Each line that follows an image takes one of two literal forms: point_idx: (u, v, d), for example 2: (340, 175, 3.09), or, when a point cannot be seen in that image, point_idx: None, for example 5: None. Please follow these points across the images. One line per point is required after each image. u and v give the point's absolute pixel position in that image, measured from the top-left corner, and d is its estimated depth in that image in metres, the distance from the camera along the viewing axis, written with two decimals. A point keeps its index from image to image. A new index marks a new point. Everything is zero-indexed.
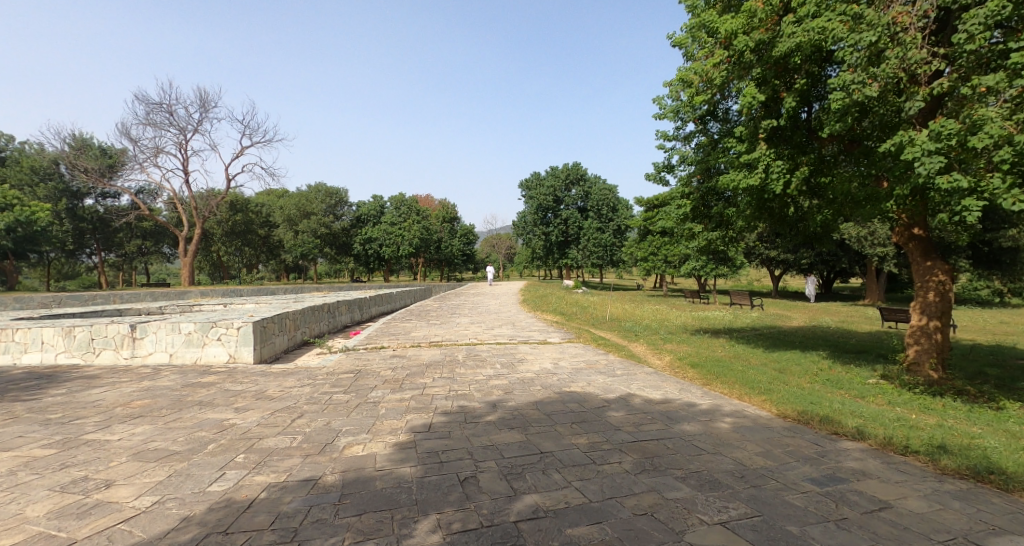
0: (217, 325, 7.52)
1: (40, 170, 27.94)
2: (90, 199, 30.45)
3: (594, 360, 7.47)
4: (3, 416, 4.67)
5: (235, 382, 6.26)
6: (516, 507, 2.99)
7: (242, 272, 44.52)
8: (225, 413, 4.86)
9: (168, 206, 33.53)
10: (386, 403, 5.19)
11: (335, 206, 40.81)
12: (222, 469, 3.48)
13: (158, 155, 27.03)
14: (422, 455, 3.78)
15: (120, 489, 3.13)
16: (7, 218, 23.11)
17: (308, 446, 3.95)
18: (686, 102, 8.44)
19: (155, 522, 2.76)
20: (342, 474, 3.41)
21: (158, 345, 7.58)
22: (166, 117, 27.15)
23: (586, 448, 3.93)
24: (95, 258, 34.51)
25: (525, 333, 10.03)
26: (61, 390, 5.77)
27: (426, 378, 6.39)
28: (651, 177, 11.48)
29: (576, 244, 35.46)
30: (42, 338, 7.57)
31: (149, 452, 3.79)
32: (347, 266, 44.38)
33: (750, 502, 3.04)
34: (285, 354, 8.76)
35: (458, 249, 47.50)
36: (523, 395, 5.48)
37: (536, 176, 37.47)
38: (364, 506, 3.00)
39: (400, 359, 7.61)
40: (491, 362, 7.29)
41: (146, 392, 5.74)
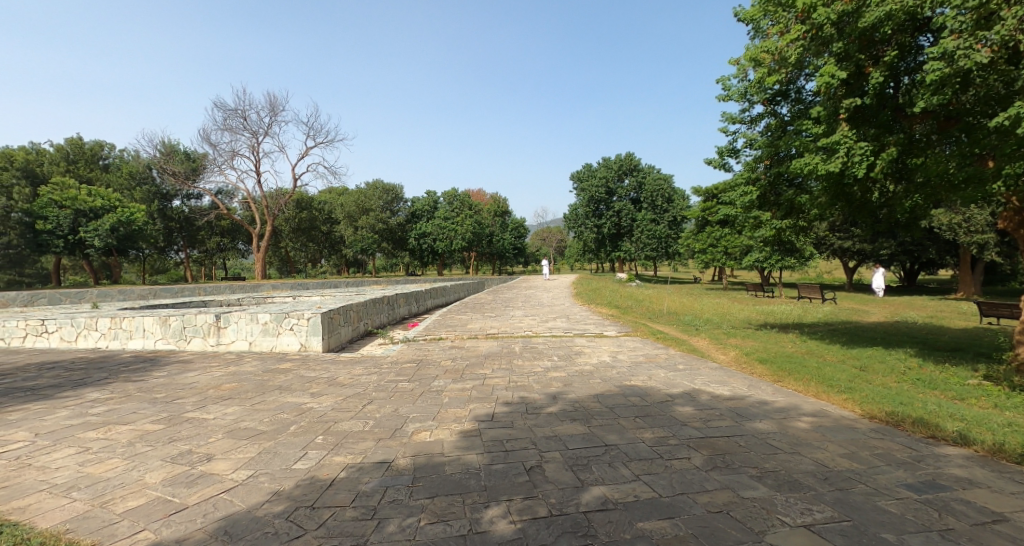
0: (289, 315, 8.02)
1: (137, 175, 30.95)
2: (177, 200, 33.41)
3: (654, 353, 7.32)
4: (119, 394, 5.24)
5: (309, 369, 6.68)
6: (585, 498, 2.99)
7: (307, 267, 47.08)
8: (303, 398, 5.20)
9: (243, 204, 36.07)
10: (448, 392, 5.35)
11: (391, 202, 42.15)
12: (304, 449, 3.73)
13: (234, 158, 29.03)
14: (488, 442, 3.86)
15: (219, 463, 3.43)
16: (111, 218, 25.80)
17: (380, 431, 4.14)
18: (756, 82, 7.98)
19: (252, 494, 3.01)
20: (414, 458, 3.57)
21: (239, 333, 8.20)
22: (241, 122, 29.02)
23: (652, 442, 3.86)
24: (181, 254, 37.79)
25: (580, 326, 9.95)
26: (163, 373, 6.41)
27: (485, 368, 6.52)
28: (714, 163, 10.96)
29: (629, 236, 34.65)
30: (144, 326, 8.42)
31: (241, 430, 4.13)
32: (403, 260, 45.79)
33: (837, 505, 2.88)
34: (350, 344, 9.21)
35: (509, 243, 47.71)
36: (582, 387, 5.46)
37: (588, 168, 37.02)
38: (436, 489, 3.11)
39: (459, 350, 7.80)
40: (548, 354, 7.31)
41: (233, 376, 6.24)
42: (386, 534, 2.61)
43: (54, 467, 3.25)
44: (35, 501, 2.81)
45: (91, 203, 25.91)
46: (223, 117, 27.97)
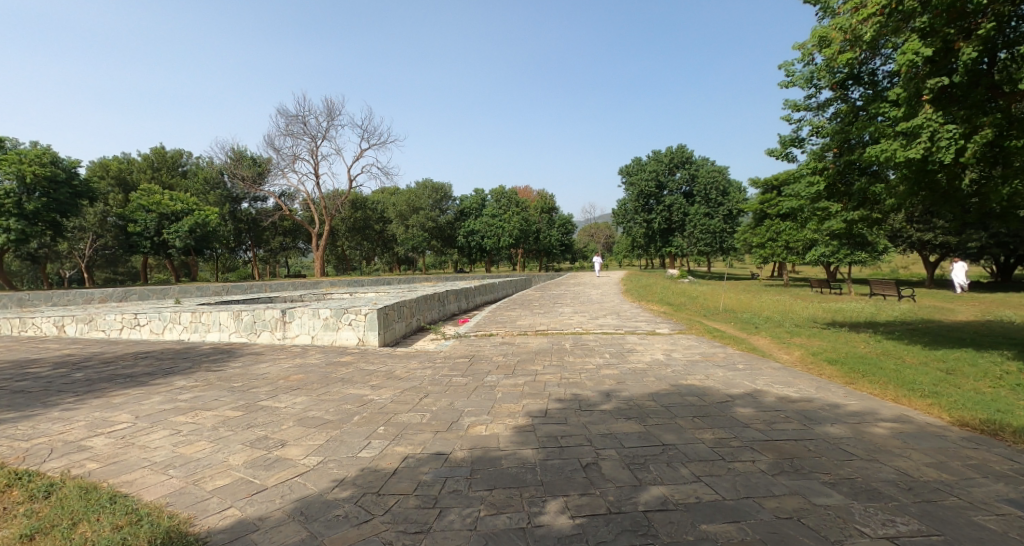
0: (348, 311, 8.39)
1: (211, 180, 33.34)
2: (245, 203, 35.71)
3: (711, 352, 7.08)
4: (203, 383, 5.71)
5: (368, 362, 6.97)
6: (644, 497, 2.95)
7: (362, 264, 48.95)
8: (364, 390, 5.44)
9: (304, 205, 38.01)
10: (501, 387, 5.42)
11: (441, 201, 43.00)
12: (368, 438, 3.90)
13: (296, 162, 30.59)
14: (543, 438, 3.88)
15: (293, 449, 3.67)
16: (190, 221, 27.89)
17: (437, 424, 4.26)
18: (824, 65, 7.53)
19: (322, 479, 3.19)
20: (471, 451, 3.65)
21: (303, 328, 8.66)
22: (302, 127, 30.53)
23: (713, 443, 3.73)
24: (249, 253, 40.31)
25: (631, 323, 9.77)
26: (239, 364, 6.91)
27: (537, 364, 6.56)
28: (774, 154, 10.44)
29: (681, 231, 33.56)
30: (220, 320, 9.10)
31: (309, 419, 4.38)
32: (452, 257, 46.62)
33: (923, 517, 2.68)
34: (404, 339, 9.52)
35: (557, 239, 47.50)
36: (637, 385, 5.37)
37: (638, 161, 36.15)
38: (494, 482, 3.16)
39: (510, 346, 7.89)
40: (600, 351, 7.24)
41: (300, 368, 6.62)
42: (448, 523, 2.69)
43: (153, 446, 3.58)
44: (139, 476, 3.11)
45: (172, 207, 28.16)
46: (286, 123, 29.56)
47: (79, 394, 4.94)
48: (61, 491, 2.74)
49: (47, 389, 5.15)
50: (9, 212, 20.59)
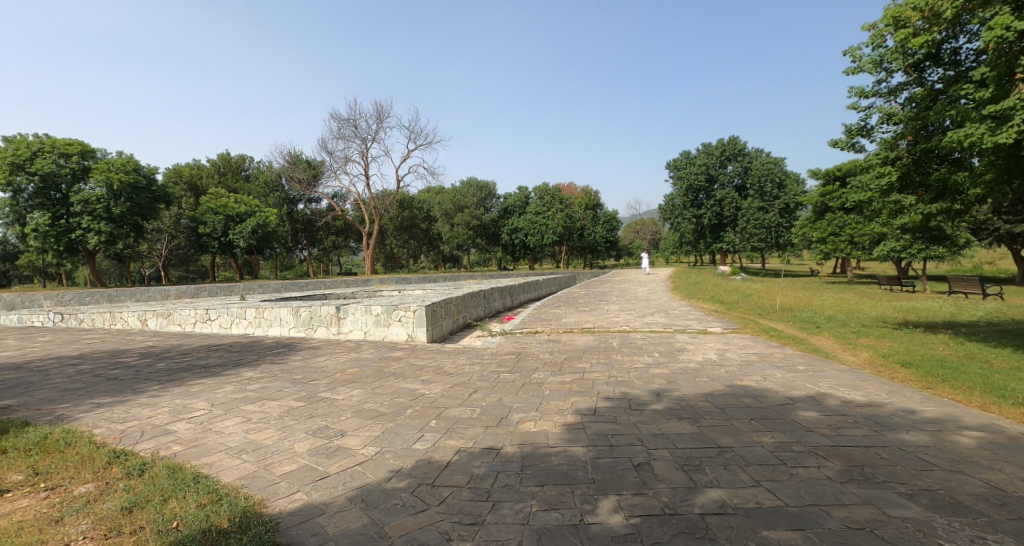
0: (397, 307, 8.63)
1: (271, 184, 35.29)
2: (301, 204, 37.64)
3: (768, 353, 6.76)
4: (268, 374, 6.06)
5: (418, 358, 7.15)
6: (701, 500, 2.87)
7: (409, 262, 50.26)
8: (415, 384, 5.59)
9: (355, 205, 39.41)
10: (549, 384, 5.42)
11: (485, 199, 43.39)
12: (421, 431, 4.01)
13: (347, 164, 31.70)
14: (592, 437, 3.86)
15: (352, 439, 3.83)
16: (252, 222, 29.60)
17: (486, 419, 4.32)
18: (896, 48, 7.02)
19: (379, 468, 3.31)
20: (521, 447, 3.68)
21: (356, 324, 9.00)
22: (352, 130, 31.63)
23: (773, 447, 3.58)
24: (304, 252, 42.28)
25: (681, 322, 9.50)
26: (299, 357, 7.28)
27: (584, 362, 6.51)
28: (839, 145, 9.83)
29: (733, 226, 32.21)
30: (280, 316, 9.61)
31: (366, 411, 4.55)
32: (497, 255, 46.99)
33: (1017, 536, 2.47)
34: (451, 335, 9.69)
35: (601, 236, 46.92)
36: (689, 385, 5.22)
37: (686, 155, 35.02)
38: (545, 478, 3.18)
39: (556, 343, 7.86)
40: (649, 350, 7.08)
41: (355, 362, 6.89)
42: (502, 517, 2.72)
43: (228, 432, 3.85)
44: (216, 459, 3.34)
45: (236, 209, 30.00)
46: (338, 127, 30.73)
47: (162, 383, 5.38)
48: (153, 470, 3.00)
49: (136, 377, 5.64)
50: (99, 216, 22.63)
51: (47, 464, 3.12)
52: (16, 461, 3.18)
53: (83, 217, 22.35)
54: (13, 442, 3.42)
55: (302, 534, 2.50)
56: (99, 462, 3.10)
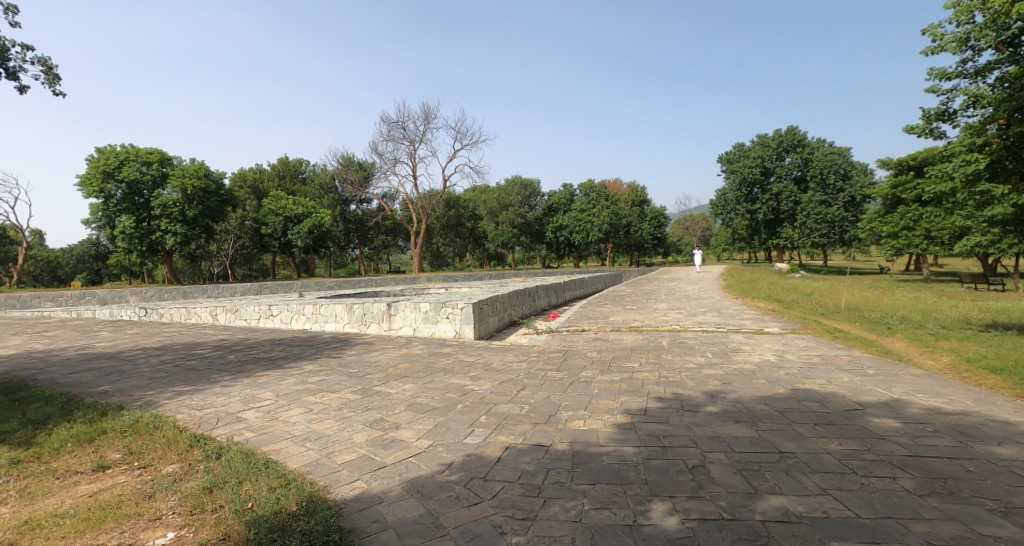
0: (445, 305, 8.80)
1: (326, 185, 36.91)
2: (353, 205, 39.12)
3: (833, 355, 6.39)
4: (326, 367, 6.35)
5: (467, 355, 7.26)
6: (762, 506, 2.77)
7: (455, 261, 51.10)
8: (465, 380, 5.69)
9: (403, 205, 40.52)
10: (598, 383, 5.37)
11: (530, 197, 43.37)
12: (472, 426, 4.08)
13: (396, 165, 32.57)
14: (644, 437, 3.79)
15: (406, 431, 3.95)
16: (309, 223, 31.02)
17: (536, 416, 4.33)
18: (986, 22, 6.43)
19: (432, 461, 3.39)
20: (571, 445, 3.66)
21: (406, 320, 9.25)
22: (402, 132, 32.48)
23: (840, 455, 3.39)
24: (356, 251, 43.88)
25: (735, 321, 9.13)
26: (354, 352, 7.57)
27: (634, 361, 6.40)
28: (915, 131, 9.13)
29: (791, 221, 30.61)
30: (336, 312, 10.04)
31: (418, 405, 4.67)
32: (541, 252, 46.90)
33: None
34: (497, 333, 9.80)
35: (648, 232, 45.90)
36: (745, 387, 5.02)
37: (740, 147, 33.63)
38: (596, 477, 3.15)
39: (604, 342, 7.77)
40: (702, 350, 6.87)
41: (406, 358, 7.09)
42: (554, 513, 2.73)
43: (293, 422, 4.07)
44: (283, 446, 3.54)
45: (295, 211, 31.56)
46: (388, 129, 31.68)
47: (233, 373, 5.76)
48: (229, 454, 3.22)
49: (210, 368, 6.06)
50: (175, 218, 24.44)
51: (140, 445, 3.43)
52: (115, 441, 3.52)
53: (161, 220, 24.20)
54: (110, 424, 3.77)
55: (363, 521, 2.60)
56: (182, 445, 3.37)
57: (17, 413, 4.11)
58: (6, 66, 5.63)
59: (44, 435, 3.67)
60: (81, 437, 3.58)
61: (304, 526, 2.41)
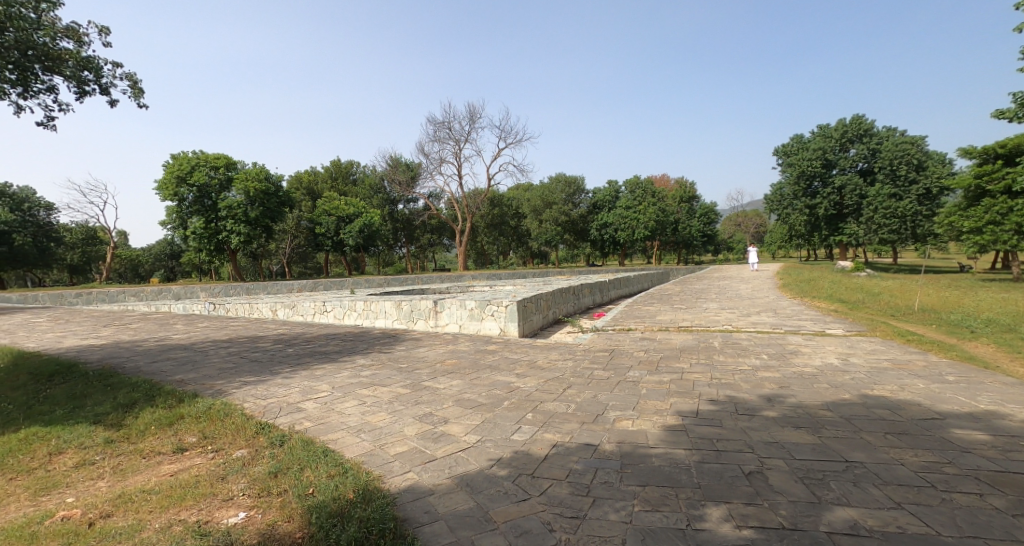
0: (491, 302, 8.87)
1: (376, 186, 38.16)
2: (401, 204, 40.24)
3: (906, 359, 5.96)
4: (377, 362, 6.57)
5: (513, 352, 7.30)
6: (828, 517, 2.63)
7: (499, 259, 51.47)
8: (511, 377, 5.73)
9: (449, 204, 41.23)
10: (646, 383, 5.27)
11: (574, 194, 42.98)
12: (519, 423, 4.11)
13: (442, 164, 33.19)
14: (696, 440, 3.68)
15: (454, 426, 4.02)
16: (359, 222, 32.11)
17: (582, 415, 4.31)
18: None
19: (481, 456, 3.44)
20: (619, 445, 3.61)
21: (452, 317, 9.40)
22: (448, 133, 33.03)
23: (914, 467, 3.17)
24: (403, 249, 45.03)
25: (793, 322, 8.69)
26: (403, 347, 7.78)
27: (683, 362, 6.22)
28: (1006, 116, 8.37)
29: (855, 215, 28.80)
30: (386, 309, 10.37)
31: (465, 401, 4.75)
32: (585, 250, 46.42)
33: None
34: (542, 331, 9.79)
35: (697, 229, 44.49)
36: (806, 391, 4.78)
37: (799, 139, 32.02)
38: (646, 478, 3.10)
39: (651, 341, 7.61)
40: (757, 352, 6.60)
41: (454, 354, 7.22)
42: (603, 513, 2.71)
43: (348, 413, 4.23)
44: (340, 436, 3.70)
45: (346, 211, 32.76)
46: (434, 130, 32.34)
47: (292, 365, 6.07)
48: (290, 441, 3.39)
49: (271, 360, 6.40)
50: (240, 219, 25.96)
51: (213, 430, 3.68)
52: (191, 425, 3.79)
53: (227, 220, 25.78)
54: (187, 409, 4.07)
55: (416, 510, 2.68)
56: (250, 430, 3.58)
57: (109, 398, 4.52)
58: (100, 82, 6.14)
59: (131, 418, 4.01)
60: (163, 421, 3.88)
61: (362, 513, 2.50)
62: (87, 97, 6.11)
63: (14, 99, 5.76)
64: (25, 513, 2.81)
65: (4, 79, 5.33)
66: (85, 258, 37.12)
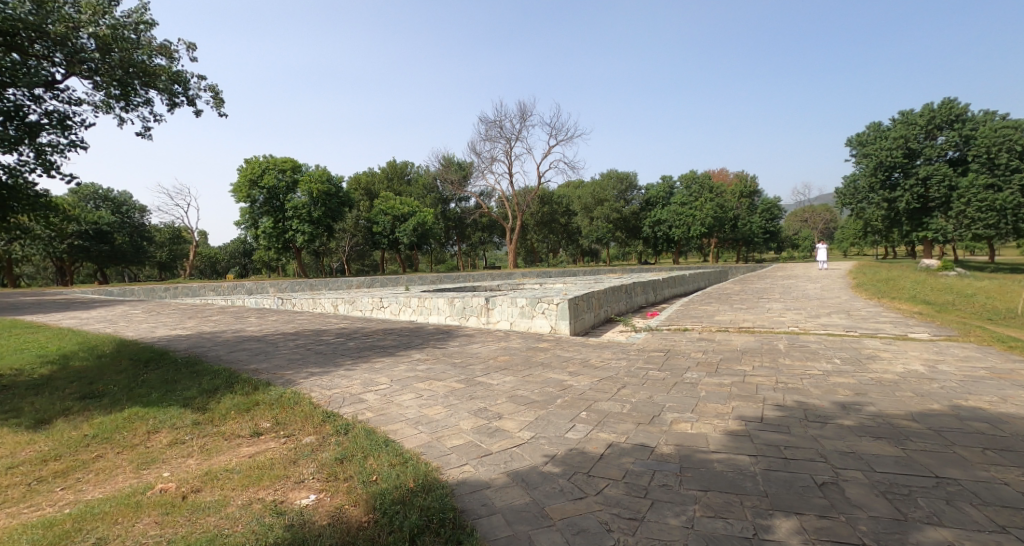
0: (541, 300, 8.87)
1: (429, 185, 39.18)
2: (453, 203, 41.14)
3: (1006, 368, 5.39)
4: (432, 357, 6.74)
5: (565, 350, 7.27)
6: (914, 537, 2.43)
7: (549, 256, 51.40)
8: (564, 375, 5.70)
9: (499, 203, 41.70)
10: (704, 385, 5.09)
11: (626, 191, 42.13)
12: (573, 421, 4.08)
13: (493, 163, 33.53)
14: (761, 446, 3.51)
15: (508, 422, 4.05)
16: (413, 221, 33.06)
17: (638, 415, 4.22)
18: None
19: (536, 452, 3.44)
20: (677, 448, 3.51)
21: (503, 314, 9.47)
22: (499, 131, 33.30)
23: (1018, 488, 2.86)
24: (454, 247, 45.95)
25: (869, 325, 8.08)
26: (457, 343, 7.93)
27: (745, 364, 5.95)
28: None
29: (943, 209, 26.37)
30: (439, 305, 10.61)
31: (519, 397, 4.77)
32: (637, 248, 45.46)
33: None
34: (593, 329, 9.67)
35: (759, 226, 42.45)
36: (886, 400, 4.44)
37: (876, 127, 29.72)
38: (708, 483, 2.99)
39: (709, 342, 7.34)
40: (827, 356, 6.20)
41: (506, 351, 7.28)
42: (663, 516, 2.64)
43: (406, 405, 4.37)
44: (399, 427, 3.82)
45: (401, 210, 33.79)
46: (487, 129, 32.73)
47: (353, 358, 6.34)
48: (352, 430, 3.54)
49: (334, 352, 6.72)
50: (304, 219, 27.39)
51: (284, 416, 3.91)
52: (265, 411, 4.05)
53: (293, 220, 27.29)
54: (262, 396, 4.34)
55: (473, 503, 2.73)
56: (317, 418, 3.77)
57: (195, 383, 4.91)
58: (188, 95, 6.66)
59: (214, 402, 4.33)
60: (241, 406, 4.17)
61: (423, 502, 2.57)
62: (176, 109, 6.63)
63: (117, 112, 6.35)
64: (130, 483, 3.11)
65: (110, 94, 5.89)
66: (171, 255, 40.52)
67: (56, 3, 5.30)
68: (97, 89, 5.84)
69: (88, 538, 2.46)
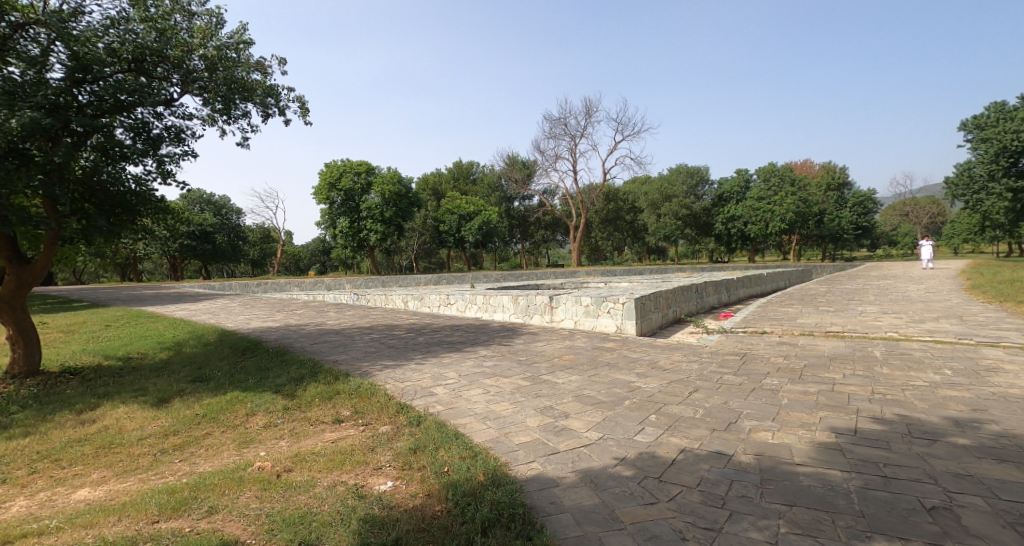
0: (607, 299, 8.69)
1: (494, 185, 39.74)
2: (517, 201, 41.50)
3: None
4: (498, 354, 6.81)
5: (633, 350, 7.08)
6: None
7: (614, 255, 50.35)
8: (631, 376, 5.55)
9: (563, 200, 41.54)
10: (787, 392, 4.75)
11: (697, 186, 40.27)
12: (642, 424, 3.95)
13: (558, 161, 33.35)
14: (855, 462, 3.22)
15: (576, 421, 4.00)
16: (479, 220, 33.64)
17: (713, 421, 4.01)
18: None
19: (605, 454, 3.37)
20: (758, 458, 3.29)
21: (567, 313, 9.38)
22: (564, 129, 33.06)
23: None
24: (518, 245, 46.21)
25: (987, 333, 7.14)
26: (522, 341, 7.97)
27: (833, 372, 5.48)
28: None
29: None
30: (504, 303, 10.70)
31: (585, 397, 4.70)
32: (709, 246, 43.40)
33: None
34: (661, 330, 9.35)
35: (849, 221, 38.99)
36: (1011, 419, 3.90)
37: (998, 108, 26.22)
38: (794, 497, 2.79)
39: (791, 347, 6.84)
40: (934, 366, 5.56)
41: (572, 350, 7.21)
42: (743, 529, 2.48)
43: (474, 400, 4.44)
44: (468, 421, 3.90)
45: (467, 209, 34.50)
46: (552, 127, 32.64)
47: (423, 353, 6.55)
48: (424, 422, 3.65)
49: (406, 346, 6.98)
50: (377, 219, 28.73)
51: (362, 405, 4.11)
52: (346, 400, 4.28)
53: (367, 220, 28.71)
54: (342, 386, 4.60)
55: (543, 500, 2.71)
56: (392, 409, 3.92)
57: (285, 371, 5.31)
58: (279, 106, 7.16)
59: (300, 390, 4.64)
60: (324, 394, 4.44)
61: (493, 496, 2.60)
62: (269, 119, 7.16)
63: (222, 125, 6.96)
64: (232, 460, 3.41)
65: (215, 109, 6.47)
66: (261, 253, 44.11)
67: (176, 29, 5.92)
68: (204, 105, 6.45)
69: (202, 506, 2.72)
